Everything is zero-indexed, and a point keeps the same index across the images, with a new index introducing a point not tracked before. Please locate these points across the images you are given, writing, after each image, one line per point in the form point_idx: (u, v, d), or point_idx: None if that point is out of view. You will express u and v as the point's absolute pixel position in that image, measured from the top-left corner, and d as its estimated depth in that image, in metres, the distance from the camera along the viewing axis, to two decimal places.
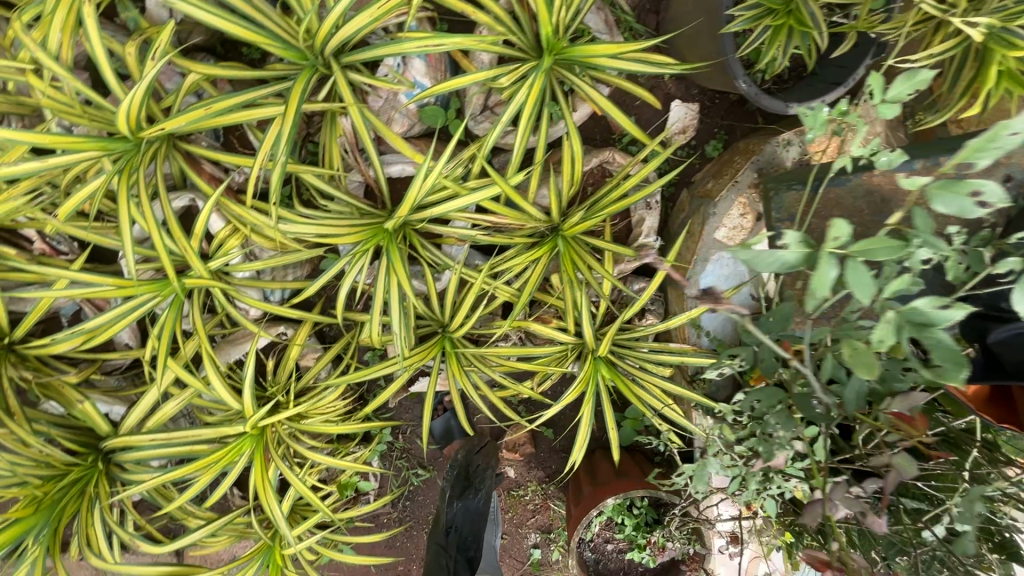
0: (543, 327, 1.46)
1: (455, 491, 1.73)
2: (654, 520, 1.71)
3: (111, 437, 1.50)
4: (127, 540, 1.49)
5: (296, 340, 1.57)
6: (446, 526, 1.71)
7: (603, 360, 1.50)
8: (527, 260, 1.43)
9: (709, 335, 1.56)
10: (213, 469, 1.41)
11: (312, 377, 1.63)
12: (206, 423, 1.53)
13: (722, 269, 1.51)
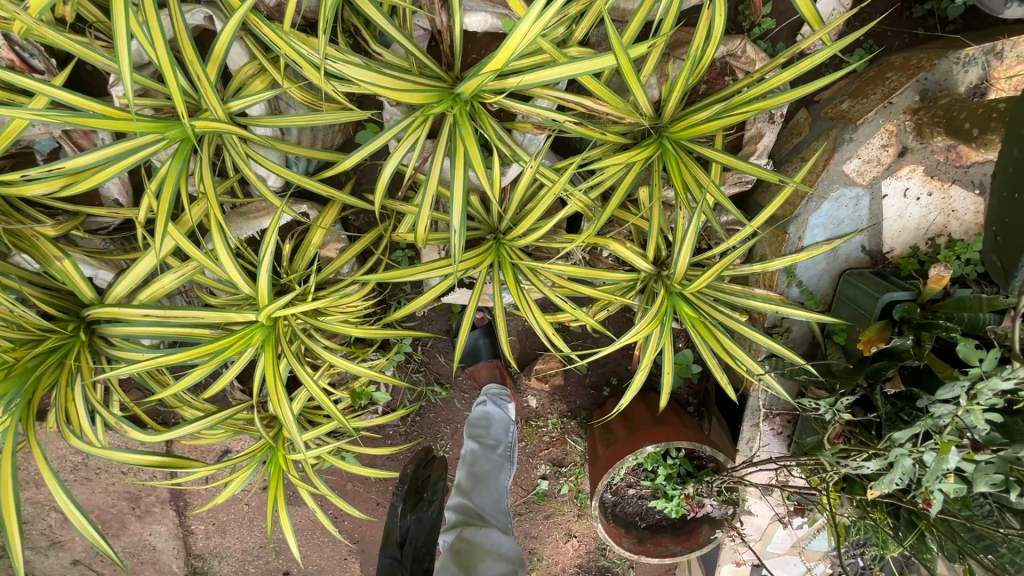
0: (623, 248, 1.22)
1: (409, 507, 1.59)
2: (686, 473, 1.60)
3: (96, 305, 1.27)
4: (113, 422, 1.32)
5: (321, 225, 1.32)
6: (400, 535, 1.54)
7: (682, 298, 1.27)
8: (619, 164, 1.16)
9: (801, 285, 1.34)
10: (217, 359, 1.20)
11: (335, 269, 1.40)
12: (210, 305, 1.31)
13: (839, 211, 1.26)
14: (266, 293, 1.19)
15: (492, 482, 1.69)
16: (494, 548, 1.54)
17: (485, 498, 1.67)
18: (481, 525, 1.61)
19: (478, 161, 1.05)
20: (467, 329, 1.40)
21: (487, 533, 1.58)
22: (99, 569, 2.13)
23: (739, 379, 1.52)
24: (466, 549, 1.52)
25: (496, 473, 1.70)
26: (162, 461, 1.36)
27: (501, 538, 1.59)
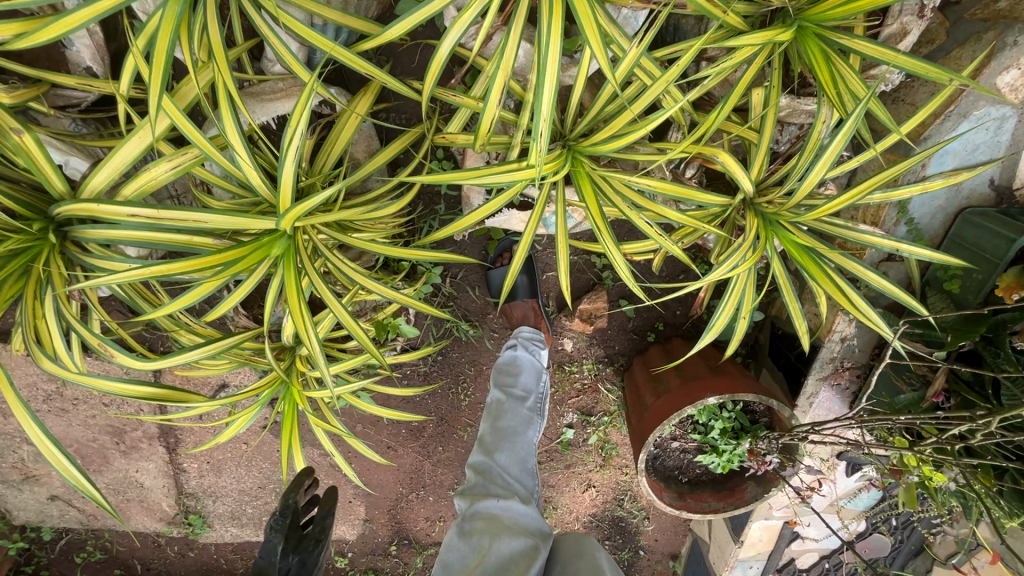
0: (733, 161, 0.99)
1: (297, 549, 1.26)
2: (739, 427, 1.47)
3: (68, 200, 1.01)
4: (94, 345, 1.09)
5: (353, 115, 1.07)
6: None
7: (784, 229, 1.08)
8: (741, 53, 0.93)
9: (912, 224, 1.15)
10: (230, 271, 0.98)
11: (364, 175, 1.17)
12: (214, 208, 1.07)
13: (975, 135, 1.07)
14: (289, 194, 0.96)
15: (520, 438, 1.38)
16: (513, 524, 1.20)
17: (511, 458, 1.35)
18: (501, 491, 1.26)
19: (595, 34, 0.83)
20: (522, 257, 1.19)
21: (506, 505, 1.23)
22: (81, 504, 1.96)
23: (813, 329, 1.36)
24: (480, 526, 1.19)
25: (524, 428, 1.41)
26: (158, 392, 1.15)
27: (523, 508, 1.23)
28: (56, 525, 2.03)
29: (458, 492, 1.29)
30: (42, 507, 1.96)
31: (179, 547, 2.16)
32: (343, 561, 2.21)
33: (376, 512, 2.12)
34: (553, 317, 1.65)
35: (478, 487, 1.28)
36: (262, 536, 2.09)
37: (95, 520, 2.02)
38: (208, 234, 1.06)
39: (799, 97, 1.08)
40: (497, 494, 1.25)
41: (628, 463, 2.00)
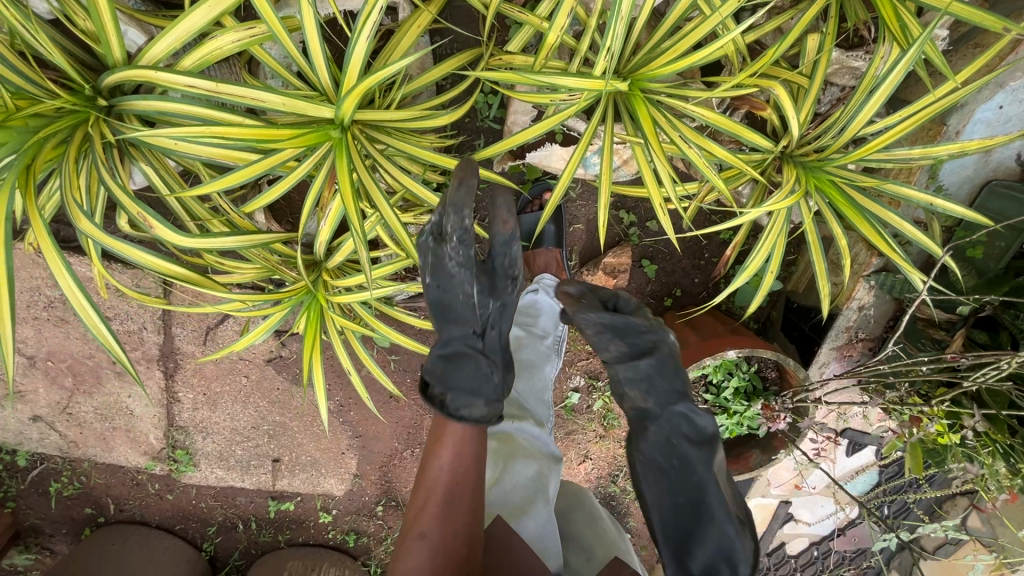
0: (786, 95, 1.01)
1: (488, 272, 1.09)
2: (751, 390, 1.50)
3: (123, 67, 0.99)
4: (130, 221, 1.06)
5: (421, 18, 1.09)
6: (482, 323, 1.06)
7: (826, 176, 1.12)
8: None
9: (941, 190, 1.20)
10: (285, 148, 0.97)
11: (416, 88, 1.17)
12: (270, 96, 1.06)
13: (1010, 105, 1.13)
14: (355, 76, 0.97)
15: (538, 372, 1.45)
16: (527, 445, 1.28)
17: (528, 388, 1.42)
18: (518, 414, 1.34)
19: None
20: (565, 184, 1.20)
21: (521, 426, 1.31)
22: (62, 430, 1.88)
23: (834, 295, 1.39)
24: (497, 444, 1.26)
25: (542, 365, 1.48)
26: (187, 276, 1.11)
27: (536, 432, 1.31)
28: (33, 450, 1.94)
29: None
30: (22, 429, 1.87)
31: (158, 488, 2.09)
32: (326, 518, 2.14)
33: (367, 468, 2.07)
34: (573, 271, 1.62)
35: (496, 409, 1.36)
36: (248, 483, 2.02)
37: (75, 449, 1.94)
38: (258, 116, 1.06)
39: (849, 52, 1.12)
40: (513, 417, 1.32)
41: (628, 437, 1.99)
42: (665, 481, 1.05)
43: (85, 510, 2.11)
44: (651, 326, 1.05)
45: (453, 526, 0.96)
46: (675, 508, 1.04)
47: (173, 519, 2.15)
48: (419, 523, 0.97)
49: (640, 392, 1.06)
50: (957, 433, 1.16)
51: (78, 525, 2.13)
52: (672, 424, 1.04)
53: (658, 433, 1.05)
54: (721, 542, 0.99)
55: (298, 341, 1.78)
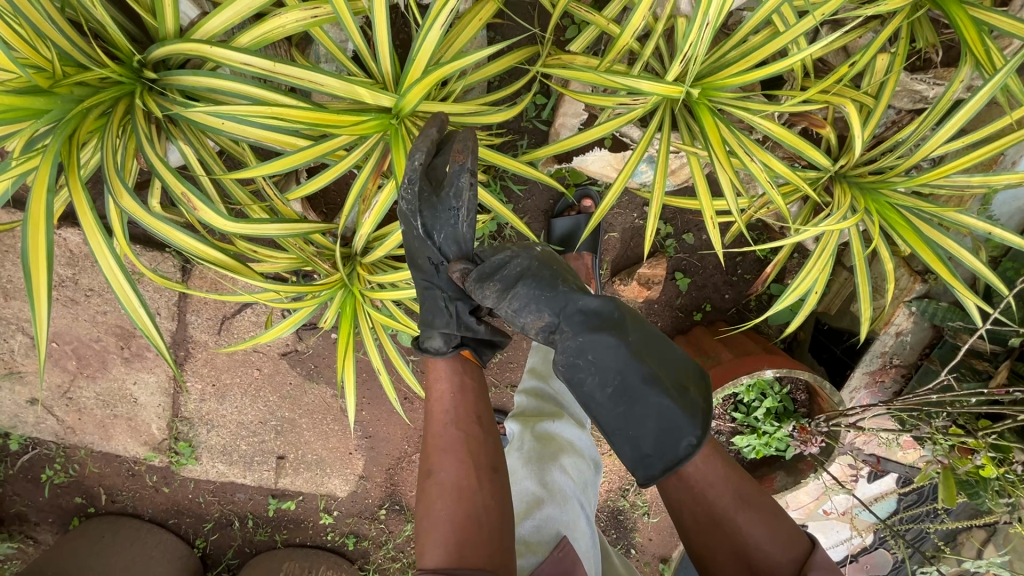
0: (857, 114, 1.00)
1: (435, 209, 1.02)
2: (782, 411, 1.47)
3: (177, 39, 0.94)
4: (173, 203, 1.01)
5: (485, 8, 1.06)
6: (435, 257, 1.05)
7: (885, 198, 1.11)
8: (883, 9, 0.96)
9: (992, 219, 1.19)
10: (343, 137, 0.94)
11: (467, 85, 1.14)
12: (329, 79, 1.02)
13: None
14: (423, 64, 0.97)
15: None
16: (572, 446, 1.25)
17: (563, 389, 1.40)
18: (556, 414, 1.30)
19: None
20: (617, 190, 1.17)
21: (563, 427, 1.27)
22: (60, 415, 1.80)
23: (872, 319, 1.37)
24: (541, 445, 1.22)
25: None
26: (224, 263, 1.06)
27: (580, 431, 1.30)
28: (28, 434, 1.86)
29: (515, 410, 1.33)
30: (18, 411, 1.80)
31: (155, 480, 2.02)
32: (328, 519, 2.07)
33: (373, 470, 2.02)
34: (603, 281, 1.59)
35: (533, 409, 1.32)
36: (249, 479, 1.95)
37: (72, 435, 1.86)
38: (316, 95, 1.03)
39: (914, 75, 1.11)
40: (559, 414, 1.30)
41: None
42: (589, 380, 0.98)
43: (76, 500, 2.03)
44: (526, 258, 1.03)
45: (464, 452, 1.00)
46: (608, 401, 0.98)
47: (167, 513, 2.07)
48: (434, 457, 1.00)
49: (538, 311, 1.00)
50: (999, 467, 1.14)
51: (65, 515, 2.04)
52: (575, 324, 0.98)
53: (565, 343, 0.99)
54: (668, 423, 0.95)
55: (316, 336, 1.73)
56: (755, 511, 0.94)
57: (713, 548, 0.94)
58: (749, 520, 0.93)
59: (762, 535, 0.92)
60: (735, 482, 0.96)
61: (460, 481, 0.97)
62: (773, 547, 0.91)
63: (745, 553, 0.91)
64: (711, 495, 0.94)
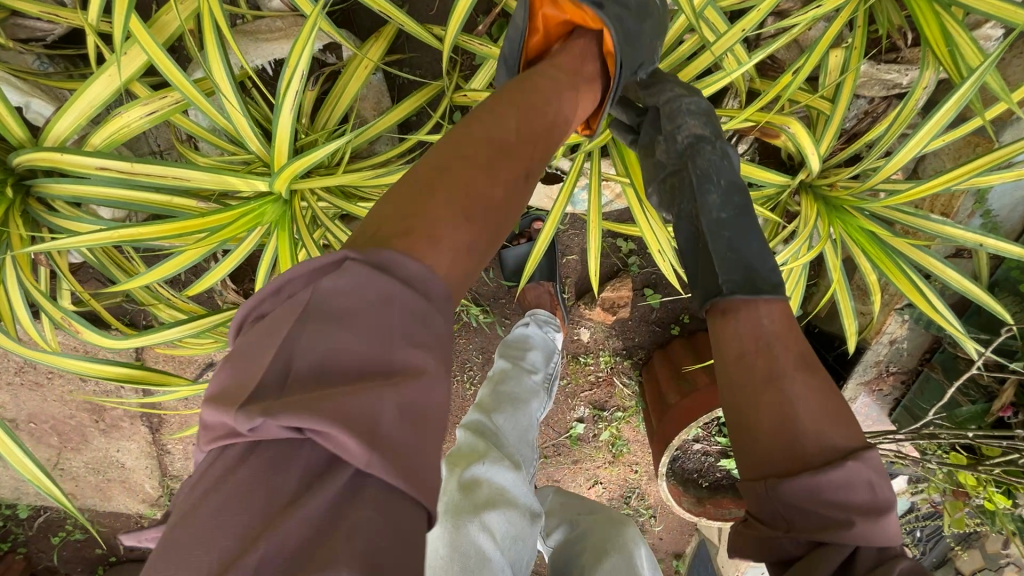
0: (804, 132, 0.87)
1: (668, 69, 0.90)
2: None
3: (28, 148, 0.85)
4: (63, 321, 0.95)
5: (365, 61, 0.93)
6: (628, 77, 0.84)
7: (851, 215, 0.99)
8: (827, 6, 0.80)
9: (990, 215, 1.03)
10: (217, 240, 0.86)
11: (368, 139, 1.02)
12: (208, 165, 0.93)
13: None
14: (285, 148, 0.82)
15: (523, 410, 1.20)
16: (506, 495, 0.97)
17: (510, 427, 1.15)
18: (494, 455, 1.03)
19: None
20: (549, 235, 1.06)
21: (500, 471, 1.00)
22: (57, 484, 1.84)
23: (860, 329, 1.24)
24: (467, 496, 0.94)
25: (527, 400, 1.23)
26: (131, 379, 0.96)
27: (517, 478, 1.02)
28: (33, 504, 1.90)
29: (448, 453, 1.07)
30: (16, 485, 1.83)
31: None
32: None
33: None
34: (569, 305, 1.50)
35: (468, 449, 1.05)
36: None
37: (74, 500, 1.89)
38: (203, 161, 0.93)
39: (880, 64, 0.94)
40: (490, 456, 1.02)
41: (639, 461, 1.86)
42: (713, 197, 0.79)
43: (95, 553, 2.10)
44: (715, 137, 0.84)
45: (501, 194, 0.61)
46: (710, 229, 0.78)
47: None
48: (482, 155, 0.61)
49: (701, 120, 0.84)
50: (1009, 497, 1.01)
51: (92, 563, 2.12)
52: (708, 152, 0.82)
53: (705, 158, 0.82)
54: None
55: None
56: (825, 385, 0.59)
57: (756, 423, 0.58)
58: (810, 386, 0.59)
59: (832, 425, 0.56)
60: (802, 343, 0.63)
61: (483, 204, 0.58)
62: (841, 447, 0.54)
63: (802, 437, 0.55)
64: (775, 347, 0.62)
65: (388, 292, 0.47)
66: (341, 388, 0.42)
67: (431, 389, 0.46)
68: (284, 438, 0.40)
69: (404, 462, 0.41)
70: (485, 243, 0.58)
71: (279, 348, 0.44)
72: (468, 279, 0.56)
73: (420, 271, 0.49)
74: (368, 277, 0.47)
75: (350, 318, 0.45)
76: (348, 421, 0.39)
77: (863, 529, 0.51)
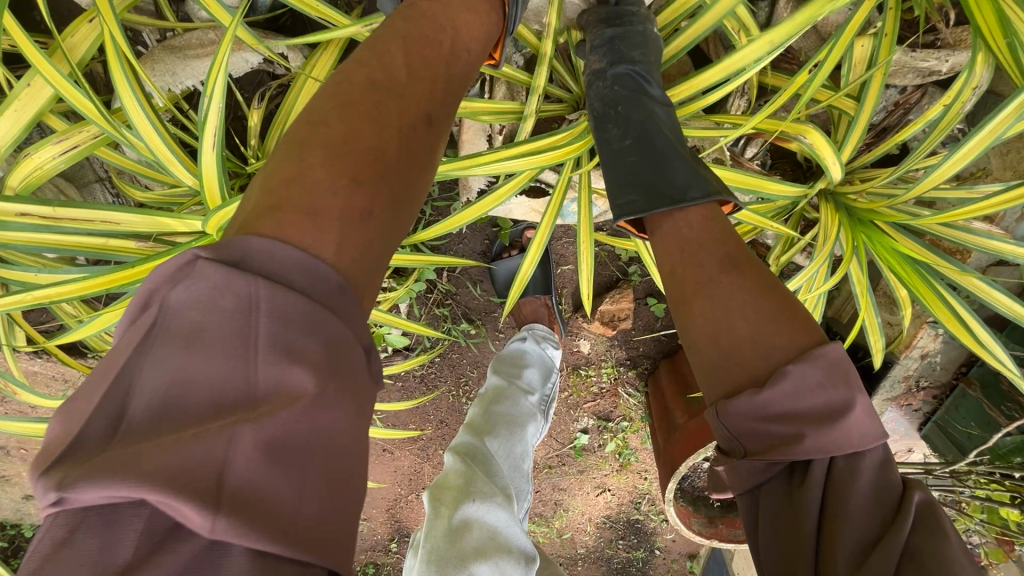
0: (825, 142, 0.76)
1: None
2: None
3: None
4: None
5: (309, 80, 0.82)
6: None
7: (876, 230, 0.87)
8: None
9: None
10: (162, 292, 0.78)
11: None
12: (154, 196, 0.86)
13: None
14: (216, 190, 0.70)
15: (519, 435, 0.99)
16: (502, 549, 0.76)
17: (506, 458, 0.94)
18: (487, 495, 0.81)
19: None
20: (535, 261, 0.95)
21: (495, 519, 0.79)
22: None
23: (887, 343, 1.12)
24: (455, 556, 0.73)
25: (525, 424, 1.02)
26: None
27: (513, 525, 0.81)
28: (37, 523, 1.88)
29: (431, 482, 0.86)
30: (17, 505, 1.81)
31: None
32: None
33: None
34: (566, 317, 1.39)
35: (454, 488, 0.82)
36: None
37: None
38: (143, 196, 0.85)
39: (914, 51, 0.80)
40: (482, 491, 0.81)
41: (649, 469, 1.76)
42: (613, 128, 0.79)
43: None
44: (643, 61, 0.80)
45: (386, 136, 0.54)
46: (617, 154, 0.77)
47: None
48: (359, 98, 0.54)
49: (601, 52, 0.82)
50: None
51: None
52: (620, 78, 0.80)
53: (601, 90, 0.81)
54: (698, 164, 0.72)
55: None
56: (757, 297, 0.59)
57: (693, 336, 0.62)
58: (737, 285, 0.61)
59: (767, 338, 0.56)
60: (731, 249, 0.64)
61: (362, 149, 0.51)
62: (777, 361, 0.55)
63: (745, 351, 0.57)
64: (699, 254, 0.65)
65: (250, 296, 0.40)
66: (181, 431, 0.35)
67: (310, 417, 0.39)
68: (113, 503, 0.33)
69: (267, 518, 0.34)
70: (386, 206, 0.51)
71: (114, 376, 0.37)
72: (369, 256, 0.49)
73: (291, 261, 0.43)
74: (224, 278, 0.40)
75: (204, 334, 0.39)
76: (186, 480, 0.32)
77: (815, 442, 0.51)
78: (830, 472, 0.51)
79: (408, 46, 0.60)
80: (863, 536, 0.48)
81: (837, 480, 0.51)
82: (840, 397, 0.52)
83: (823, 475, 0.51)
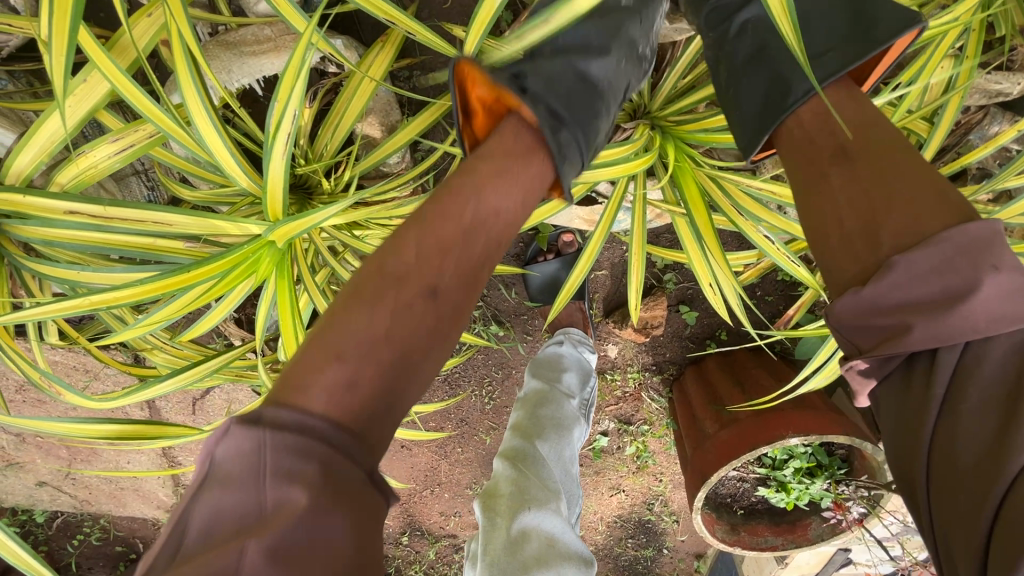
0: None
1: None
2: (814, 464, 1.29)
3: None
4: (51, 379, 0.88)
5: (365, 80, 0.79)
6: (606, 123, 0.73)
7: None
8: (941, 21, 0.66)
9: None
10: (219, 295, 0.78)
11: (375, 162, 0.87)
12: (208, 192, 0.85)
13: None
14: (279, 198, 0.69)
15: (568, 438, 0.97)
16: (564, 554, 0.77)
17: (555, 462, 0.93)
18: (542, 500, 0.81)
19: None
20: (585, 270, 0.93)
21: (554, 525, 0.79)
22: (71, 491, 1.79)
23: None
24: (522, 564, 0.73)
25: (569, 426, 1.00)
26: (122, 434, 0.97)
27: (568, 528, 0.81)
28: (48, 509, 1.86)
29: (482, 488, 0.87)
30: (30, 492, 1.79)
31: None
32: None
33: None
34: (597, 321, 1.39)
35: (508, 494, 0.82)
36: None
37: (89, 506, 1.87)
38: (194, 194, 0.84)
39: (989, 74, 0.79)
40: (537, 498, 0.81)
41: (666, 472, 1.76)
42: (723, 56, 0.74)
43: (114, 551, 2.01)
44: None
45: (404, 306, 0.51)
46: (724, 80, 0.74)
47: None
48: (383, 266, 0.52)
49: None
50: None
51: (112, 560, 2.03)
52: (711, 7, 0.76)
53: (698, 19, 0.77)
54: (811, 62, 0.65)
55: None
56: (874, 179, 0.55)
57: (814, 223, 0.60)
58: (851, 169, 0.57)
59: (883, 219, 0.52)
60: (850, 134, 0.59)
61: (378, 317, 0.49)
62: (887, 249, 0.51)
63: (859, 229, 0.54)
64: (814, 141, 0.62)
65: (259, 440, 0.41)
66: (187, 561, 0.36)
67: (305, 533, 0.38)
68: None
69: None
70: (385, 372, 0.48)
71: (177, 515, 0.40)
72: (375, 406, 0.47)
73: (291, 422, 0.42)
74: (242, 429, 0.41)
75: (228, 474, 0.41)
76: None
77: (924, 331, 0.47)
78: (958, 370, 0.47)
79: (419, 226, 0.55)
80: (980, 444, 0.44)
81: (962, 384, 0.46)
82: (963, 281, 0.46)
83: (947, 379, 0.47)
